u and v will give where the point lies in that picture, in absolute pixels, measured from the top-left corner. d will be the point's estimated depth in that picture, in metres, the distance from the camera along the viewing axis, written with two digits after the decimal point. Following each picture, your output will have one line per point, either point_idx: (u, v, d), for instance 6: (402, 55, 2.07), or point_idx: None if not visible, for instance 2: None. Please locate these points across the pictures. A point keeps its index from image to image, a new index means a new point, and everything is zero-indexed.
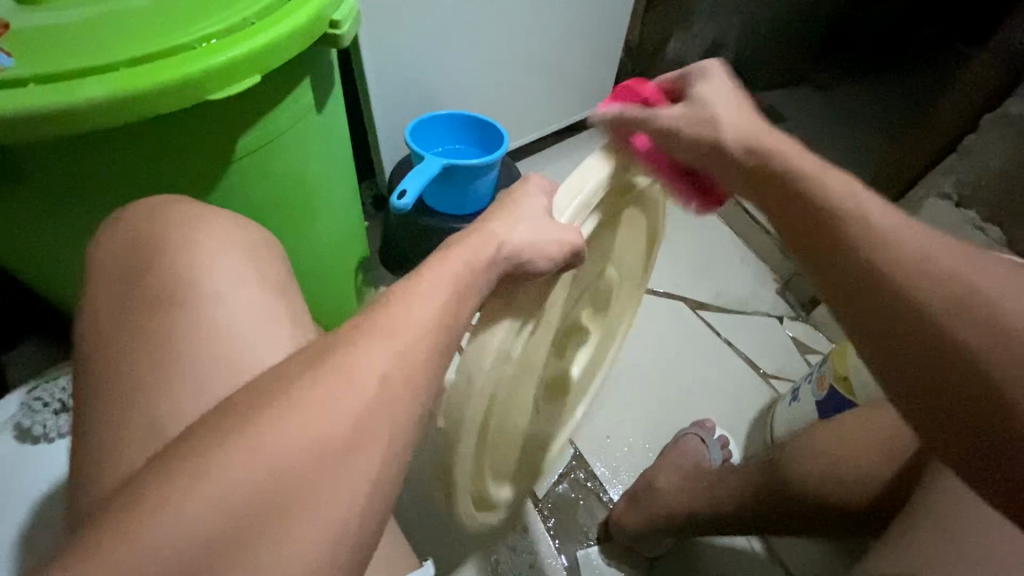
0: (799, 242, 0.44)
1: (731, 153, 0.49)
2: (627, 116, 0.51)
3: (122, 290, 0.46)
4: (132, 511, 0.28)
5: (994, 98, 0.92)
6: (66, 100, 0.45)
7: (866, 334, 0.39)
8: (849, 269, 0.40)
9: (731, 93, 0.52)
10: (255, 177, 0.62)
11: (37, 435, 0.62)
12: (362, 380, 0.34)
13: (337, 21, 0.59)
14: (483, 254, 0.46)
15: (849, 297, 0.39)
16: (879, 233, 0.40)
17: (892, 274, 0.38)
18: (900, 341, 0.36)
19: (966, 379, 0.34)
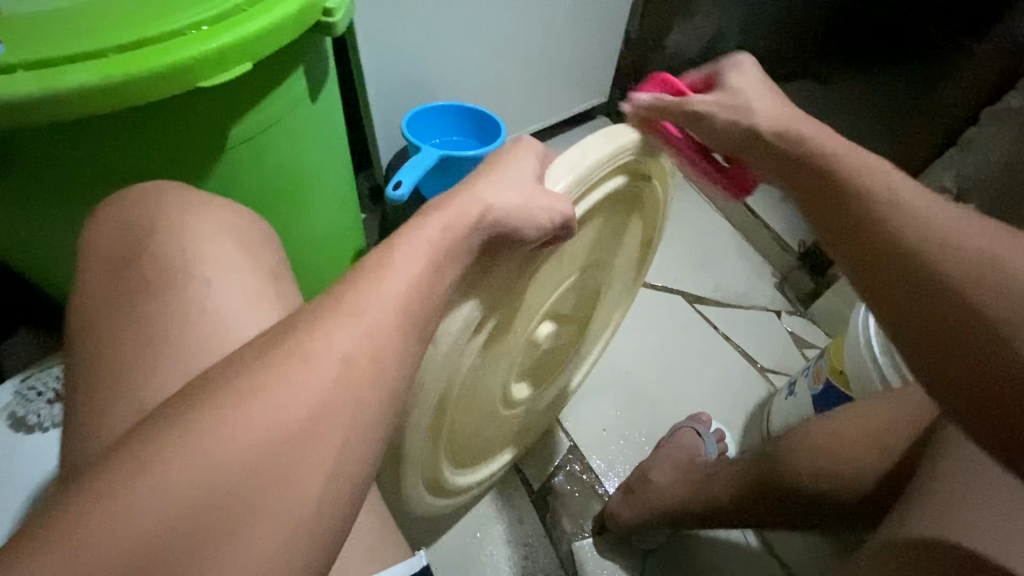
0: (839, 232, 0.48)
1: (759, 139, 0.54)
2: (662, 102, 0.54)
3: (110, 277, 0.46)
4: (104, 496, 0.27)
5: (996, 91, 0.98)
6: (54, 87, 0.45)
7: (894, 312, 0.43)
8: (875, 252, 0.45)
9: (761, 87, 0.56)
10: (247, 165, 0.61)
11: (30, 424, 0.62)
12: (349, 366, 0.34)
13: (330, 9, 0.59)
14: (469, 215, 0.45)
15: (878, 277, 0.45)
16: (905, 221, 0.44)
17: (915, 250, 0.43)
18: (920, 311, 0.41)
19: (975, 341, 0.38)
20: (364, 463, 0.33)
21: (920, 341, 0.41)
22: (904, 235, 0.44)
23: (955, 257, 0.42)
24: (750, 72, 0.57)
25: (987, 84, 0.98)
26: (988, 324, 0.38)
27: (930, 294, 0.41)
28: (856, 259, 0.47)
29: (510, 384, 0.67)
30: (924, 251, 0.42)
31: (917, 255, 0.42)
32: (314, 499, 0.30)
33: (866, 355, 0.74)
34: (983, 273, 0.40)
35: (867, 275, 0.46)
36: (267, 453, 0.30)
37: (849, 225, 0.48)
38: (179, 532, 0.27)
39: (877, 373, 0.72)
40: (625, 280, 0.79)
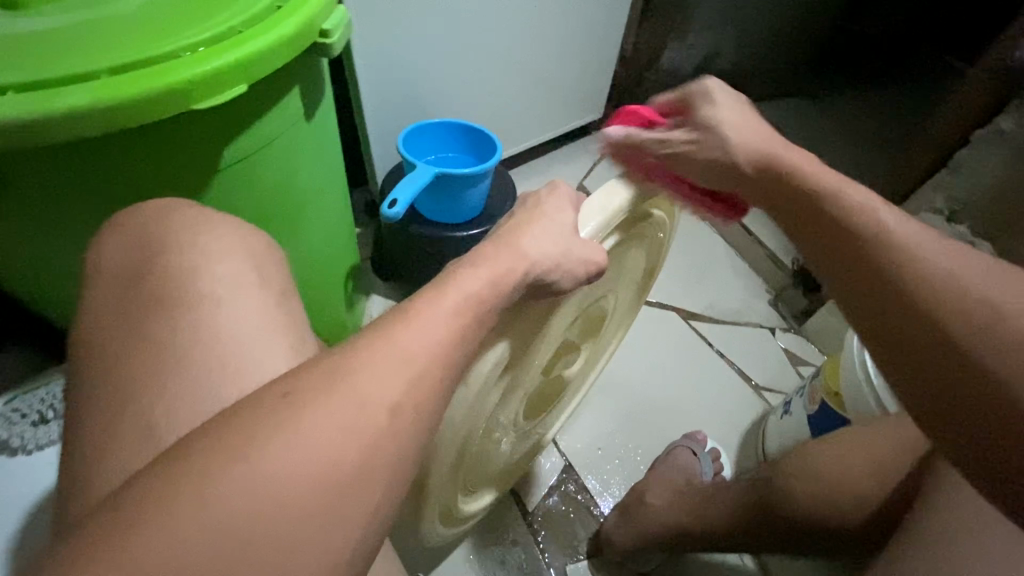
0: (829, 262, 0.48)
1: (740, 171, 0.54)
2: (636, 143, 0.54)
3: (104, 302, 0.45)
4: (119, 533, 0.27)
5: (985, 114, 0.92)
6: (45, 110, 0.44)
7: (888, 347, 0.43)
8: (865, 285, 0.45)
9: (739, 113, 0.55)
10: (242, 184, 0.61)
11: (14, 447, 0.61)
12: (355, 395, 0.33)
13: (327, 30, 0.59)
14: (517, 270, 0.45)
15: (864, 308, 0.45)
16: (898, 255, 0.44)
17: (909, 286, 0.42)
18: (910, 352, 0.41)
19: (966, 382, 0.37)
20: (373, 503, 0.32)
21: (909, 372, 0.41)
22: (894, 267, 0.43)
23: (971, 287, 0.40)
24: (723, 95, 0.55)
25: (977, 108, 0.93)
26: (974, 360, 0.37)
27: (910, 322, 0.41)
28: (842, 284, 0.47)
29: (519, 411, 0.66)
30: (910, 277, 0.42)
31: (904, 278, 0.42)
32: (318, 541, 0.30)
33: (861, 376, 0.74)
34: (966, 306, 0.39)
35: (853, 302, 0.46)
36: (276, 488, 0.30)
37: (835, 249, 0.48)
38: (194, 571, 0.27)
39: (872, 397, 0.72)
40: (631, 301, 0.79)
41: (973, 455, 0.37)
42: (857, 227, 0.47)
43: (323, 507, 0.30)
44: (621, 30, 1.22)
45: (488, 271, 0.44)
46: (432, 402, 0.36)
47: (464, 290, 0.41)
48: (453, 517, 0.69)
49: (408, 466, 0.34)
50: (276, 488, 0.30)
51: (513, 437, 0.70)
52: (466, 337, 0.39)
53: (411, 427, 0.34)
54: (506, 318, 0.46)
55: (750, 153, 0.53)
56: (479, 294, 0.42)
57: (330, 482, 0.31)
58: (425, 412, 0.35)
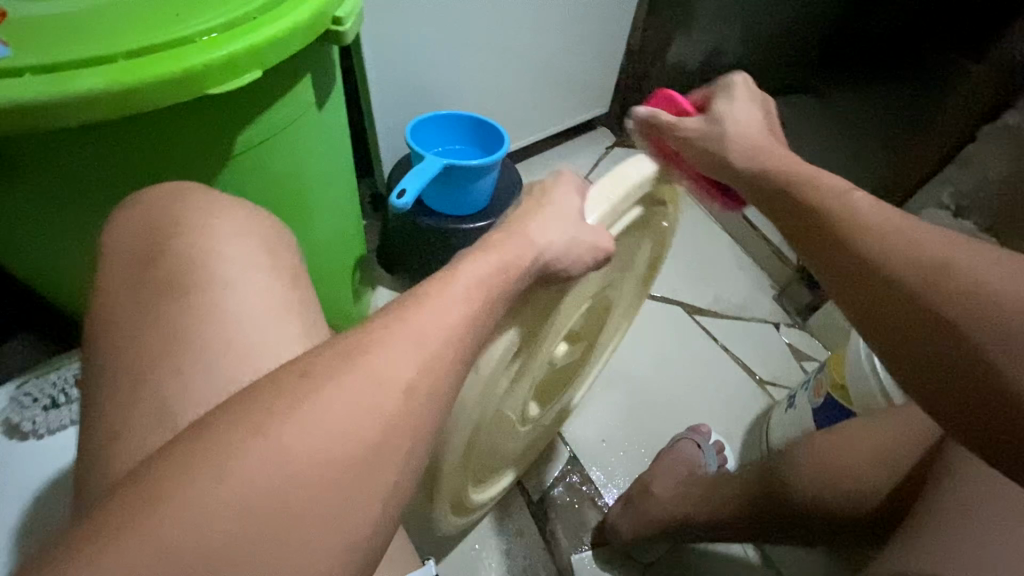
0: (805, 248, 0.50)
1: (733, 162, 0.56)
2: (654, 119, 0.59)
3: (118, 284, 0.45)
4: (152, 500, 0.28)
5: (993, 109, 0.92)
6: (61, 93, 0.44)
7: (856, 307, 0.44)
8: (855, 274, 0.44)
9: (750, 116, 0.59)
10: (254, 170, 0.61)
11: (25, 432, 0.61)
12: (379, 366, 0.33)
13: (340, 18, 0.59)
14: (524, 251, 0.46)
15: (869, 301, 0.43)
16: (875, 227, 0.45)
17: (871, 258, 0.43)
18: (914, 346, 0.40)
19: (927, 331, 0.39)
20: (392, 478, 0.32)
21: (905, 351, 0.40)
22: (858, 238, 0.45)
23: (901, 250, 0.42)
24: (742, 91, 0.61)
25: (985, 101, 0.92)
26: (932, 308, 0.39)
27: (899, 302, 0.41)
28: (841, 276, 0.45)
29: (527, 402, 0.66)
30: (906, 258, 0.42)
31: (902, 261, 0.42)
32: (337, 512, 0.30)
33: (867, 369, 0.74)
34: (915, 273, 0.41)
35: (851, 293, 0.44)
36: (303, 459, 0.30)
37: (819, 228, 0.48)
38: (232, 534, 0.28)
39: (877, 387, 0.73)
40: (633, 295, 0.80)
41: (966, 420, 0.37)
42: (836, 215, 0.47)
43: (346, 476, 0.31)
44: (628, 24, 1.21)
45: (505, 252, 0.44)
46: (449, 382, 0.36)
47: (485, 272, 0.42)
48: (466, 506, 0.70)
49: (424, 446, 0.34)
50: (301, 457, 0.30)
51: (526, 426, 0.71)
52: (480, 318, 0.40)
53: (427, 406, 0.35)
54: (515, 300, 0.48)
55: (737, 142, 0.57)
56: (498, 274, 0.42)
57: (354, 451, 0.31)
58: (443, 392, 0.36)
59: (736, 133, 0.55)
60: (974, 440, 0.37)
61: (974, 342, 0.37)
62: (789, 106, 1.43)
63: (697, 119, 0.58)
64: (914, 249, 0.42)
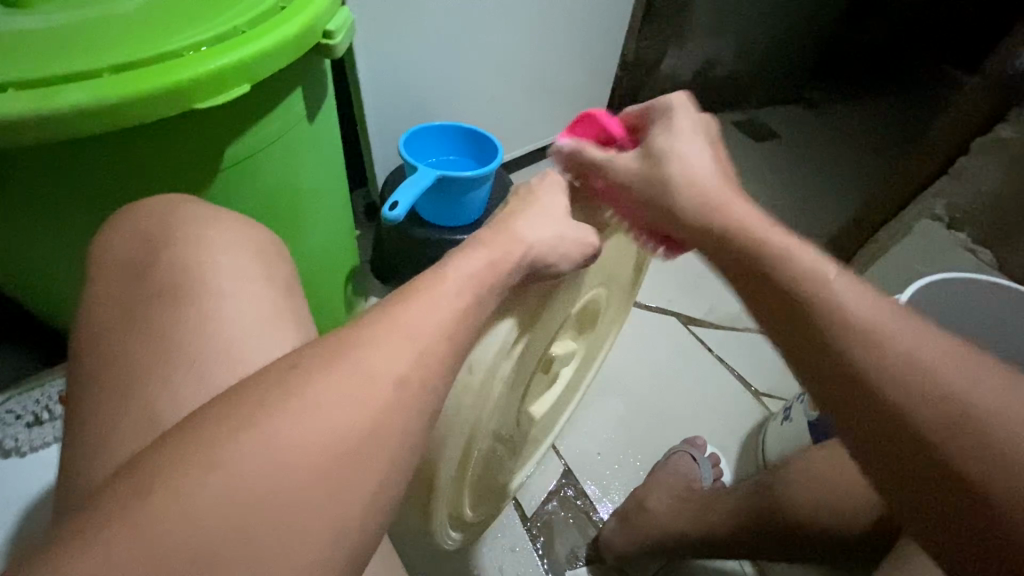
0: (781, 340, 0.41)
1: (677, 215, 0.51)
2: (580, 152, 0.55)
3: (99, 299, 0.44)
4: (129, 514, 0.26)
5: (986, 123, 0.90)
6: (44, 107, 0.44)
7: (870, 460, 0.36)
8: (830, 369, 0.38)
9: (695, 148, 0.54)
10: (244, 184, 0.60)
11: (8, 447, 0.60)
12: (362, 385, 0.33)
13: (331, 31, 0.58)
14: (514, 262, 0.45)
15: (850, 410, 0.37)
16: (845, 318, 0.38)
17: (850, 353, 0.37)
18: (908, 472, 0.34)
19: (939, 486, 0.33)
20: (376, 501, 0.31)
21: (894, 477, 0.35)
22: (854, 350, 0.37)
23: (889, 346, 0.36)
24: (681, 117, 0.55)
25: (978, 118, 0.90)
26: (941, 460, 0.33)
27: (888, 417, 0.35)
28: (807, 368, 0.39)
29: (521, 414, 0.65)
30: (889, 356, 0.36)
31: (885, 359, 0.36)
32: (318, 538, 0.29)
33: None
34: (896, 377, 0.35)
35: (825, 396, 0.38)
36: (287, 474, 0.29)
37: (784, 313, 0.41)
38: (214, 547, 0.26)
39: None
40: (623, 298, 0.79)
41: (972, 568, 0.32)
42: (805, 289, 0.41)
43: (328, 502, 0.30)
44: (623, 34, 1.21)
45: (495, 267, 0.44)
46: (435, 401, 0.35)
47: (474, 286, 0.41)
48: (461, 521, 0.69)
49: (413, 463, 0.34)
50: (286, 471, 0.29)
51: (520, 441, 0.70)
52: (469, 334, 0.39)
53: (416, 419, 0.34)
54: (509, 310, 0.47)
55: (681, 184, 0.52)
56: (487, 289, 0.42)
57: (337, 473, 0.30)
58: (432, 407, 0.35)
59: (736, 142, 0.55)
60: None
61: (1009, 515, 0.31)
62: (781, 116, 1.44)
63: (631, 156, 0.54)
64: (921, 369, 0.35)
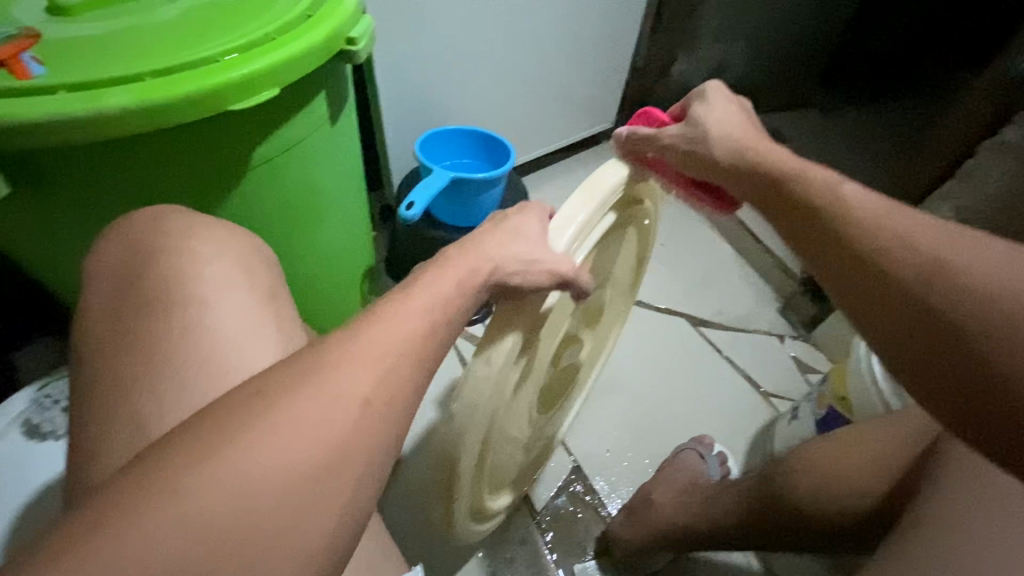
0: (811, 249, 0.49)
1: (719, 167, 0.55)
2: (633, 136, 0.57)
3: (138, 289, 0.48)
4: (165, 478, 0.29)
5: (994, 124, 0.91)
6: (91, 109, 0.47)
7: (881, 331, 0.43)
8: (848, 261, 0.46)
9: (733, 116, 0.57)
10: (268, 183, 0.63)
11: (44, 432, 0.63)
12: (379, 365, 0.35)
13: (353, 38, 0.62)
14: (521, 255, 0.47)
15: (859, 291, 0.45)
16: (863, 218, 0.46)
17: (862, 242, 0.45)
18: (909, 332, 0.41)
19: (940, 338, 0.39)
20: None
21: (897, 341, 0.42)
22: (865, 238, 0.45)
23: (904, 239, 0.43)
24: (716, 92, 0.59)
25: (984, 119, 0.92)
26: (941, 317, 0.39)
27: (893, 291, 0.42)
28: (832, 263, 0.47)
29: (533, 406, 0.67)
30: (899, 237, 0.43)
31: (892, 244, 0.43)
32: None
33: (867, 379, 0.75)
34: (905, 258, 0.42)
35: (844, 287, 0.46)
36: None
37: (810, 223, 0.49)
38: None
39: (877, 396, 0.73)
40: (626, 293, 0.81)
41: (961, 410, 0.38)
42: (827, 204, 0.48)
43: None
44: (633, 40, 1.24)
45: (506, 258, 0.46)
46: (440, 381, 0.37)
47: None
48: (484, 514, 0.70)
49: None
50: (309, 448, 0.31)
51: (534, 431, 0.72)
52: None
53: None
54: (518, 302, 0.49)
55: (724, 141, 0.55)
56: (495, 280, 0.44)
57: None
58: None
59: (744, 119, 0.58)
60: (962, 423, 0.38)
61: (985, 353, 0.37)
62: (790, 121, 1.45)
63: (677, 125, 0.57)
64: (919, 249, 0.42)
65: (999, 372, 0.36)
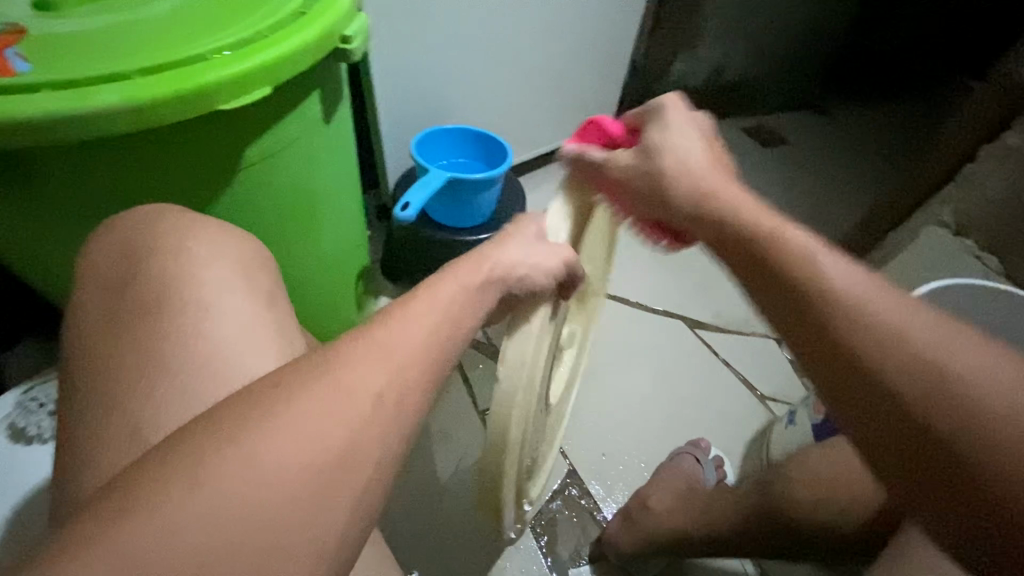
0: (758, 294, 0.42)
1: (669, 203, 0.51)
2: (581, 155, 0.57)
3: (124, 293, 0.47)
4: (142, 495, 0.28)
5: (995, 129, 0.89)
6: (77, 107, 0.46)
7: (837, 401, 0.36)
8: (796, 313, 0.38)
9: (690, 141, 0.53)
10: (260, 183, 0.62)
11: (30, 435, 0.62)
12: (368, 376, 0.34)
13: (348, 37, 0.60)
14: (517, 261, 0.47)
15: (812, 351, 0.37)
16: (804, 261, 0.39)
17: (816, 290, 0.38)
18: (874, 408, 0.34)
19: (909, 419, 0.33)
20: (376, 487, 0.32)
21: (860, 420, 0.35)
22: (814, 288, 0.38)
23: (853, 290, 0.37)
24: (674, 113, 0.55)
25: (987, 123, 0.89)
26: (918, 398, 0.33)
27: (854, 355, 0.35)
28: (774, 310, 0.40)
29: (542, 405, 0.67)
30: (846, 287, 0.37)
31: (844, 296, 0.37)
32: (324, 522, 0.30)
33: None
34: (865, 312, 0.36)
35: (796, 342, 0.39)
36: (296, 459, 0.30)
37: (753, 261, 0.42)
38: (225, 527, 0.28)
39: None
40: (603, 281, 0.82)
41: (929, 497, 0.32)
42: (769, 240, 0.42)
43: (324, 494, 0.30)
44: (633, 39, 1.22)
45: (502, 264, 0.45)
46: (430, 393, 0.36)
47: None
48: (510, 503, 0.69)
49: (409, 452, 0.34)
50: (294, 463, 0.30)
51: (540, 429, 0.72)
52: None
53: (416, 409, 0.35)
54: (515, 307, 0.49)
55: (675, 171, 0.51)
56: None
57: (334, 465, 0.31)
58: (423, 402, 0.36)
59: (705, 147, 0.53)
60: (936, 522, 0.33)
61: (948, 437, 0.31)
62: (791, 122, 1.45)
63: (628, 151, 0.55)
64: (867, 303, 0.36)
65: (974, 462, 0.31)
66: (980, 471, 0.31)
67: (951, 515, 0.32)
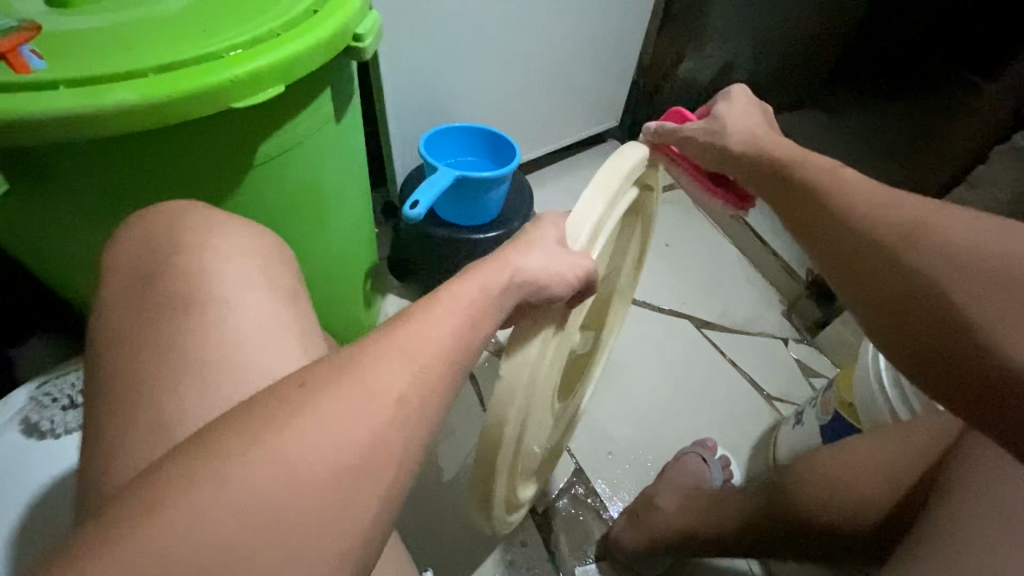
0: (817, 245, 0.55)
1: (739, 160, 0.59)
2: (662, 128, 0.61)
3: (137, 290, 0.47)
4: (160, 490, 0.28)
5: None
6: (93, 104, 0.46)
7: (885, 321, 0.48)
8: (855, 258, 0.51)
9: (751, 116, 0.61)
10: (272, 180, 0.63)
11: (43, 430, 0.63)
12: (383, 374, 0.34)
13: (360, 35, 0.61)
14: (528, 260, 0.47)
15: (866, 286, 0.50)
16: (864, 211, 0.51)
17: (866, 229, 0.50)
18: (905, 318, 0.46)
19: (934, 319, 0.44)
20: (390, 486, 0.32)
21: (898, 330, 0.47)
22: (867, 227, 0.50)
23: (918, 228, 0.47)
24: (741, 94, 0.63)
25: None
26: (941, 302, 0.44)
27: (899, 278, 0.47)
28: (832, 255, 0.53)
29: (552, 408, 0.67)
30: (889, 225, 0.49)
31: (887, 232, 0.49)
32: (339, 521, 0.30)
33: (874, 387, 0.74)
34: (911, 249, 0.47)
35: (850, 281, 0.51)
36: (311, 457, 0.31)
37: (814, 218, 0.54)
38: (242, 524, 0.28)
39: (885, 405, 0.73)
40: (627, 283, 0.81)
41: (956, 388, 0.43)
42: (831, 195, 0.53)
43: (340, 493, 0.31)
44: (641, 38, 1.22)
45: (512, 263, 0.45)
46: (445, 392, 0.37)
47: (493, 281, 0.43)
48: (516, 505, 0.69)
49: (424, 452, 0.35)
50: (309, 460, 0.30)
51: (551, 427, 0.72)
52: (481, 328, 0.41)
53: (429, 407, 0.35)
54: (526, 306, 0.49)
55: (742, 136, 0.59)
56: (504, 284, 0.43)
57: (350, 464, 0.31)
58: (436, 401, 0.36)
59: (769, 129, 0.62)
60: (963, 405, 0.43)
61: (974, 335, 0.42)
62: (798, 121, 1.45)
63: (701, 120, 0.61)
64: (914, 229, 0.47)
65: (999, 353, 0.40)
66: (994, 361, 0.41)
67: (974, 404, 0.42)
